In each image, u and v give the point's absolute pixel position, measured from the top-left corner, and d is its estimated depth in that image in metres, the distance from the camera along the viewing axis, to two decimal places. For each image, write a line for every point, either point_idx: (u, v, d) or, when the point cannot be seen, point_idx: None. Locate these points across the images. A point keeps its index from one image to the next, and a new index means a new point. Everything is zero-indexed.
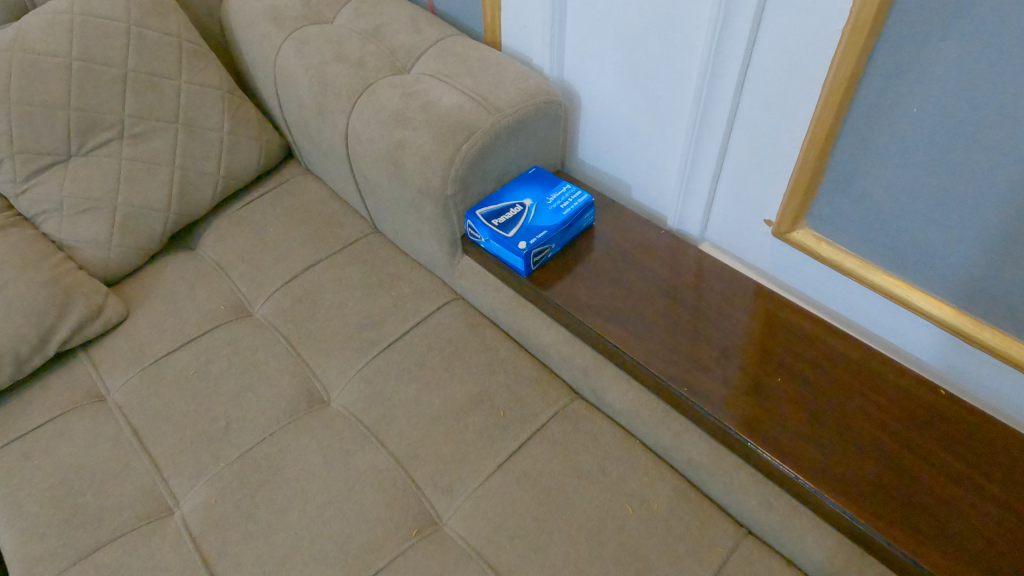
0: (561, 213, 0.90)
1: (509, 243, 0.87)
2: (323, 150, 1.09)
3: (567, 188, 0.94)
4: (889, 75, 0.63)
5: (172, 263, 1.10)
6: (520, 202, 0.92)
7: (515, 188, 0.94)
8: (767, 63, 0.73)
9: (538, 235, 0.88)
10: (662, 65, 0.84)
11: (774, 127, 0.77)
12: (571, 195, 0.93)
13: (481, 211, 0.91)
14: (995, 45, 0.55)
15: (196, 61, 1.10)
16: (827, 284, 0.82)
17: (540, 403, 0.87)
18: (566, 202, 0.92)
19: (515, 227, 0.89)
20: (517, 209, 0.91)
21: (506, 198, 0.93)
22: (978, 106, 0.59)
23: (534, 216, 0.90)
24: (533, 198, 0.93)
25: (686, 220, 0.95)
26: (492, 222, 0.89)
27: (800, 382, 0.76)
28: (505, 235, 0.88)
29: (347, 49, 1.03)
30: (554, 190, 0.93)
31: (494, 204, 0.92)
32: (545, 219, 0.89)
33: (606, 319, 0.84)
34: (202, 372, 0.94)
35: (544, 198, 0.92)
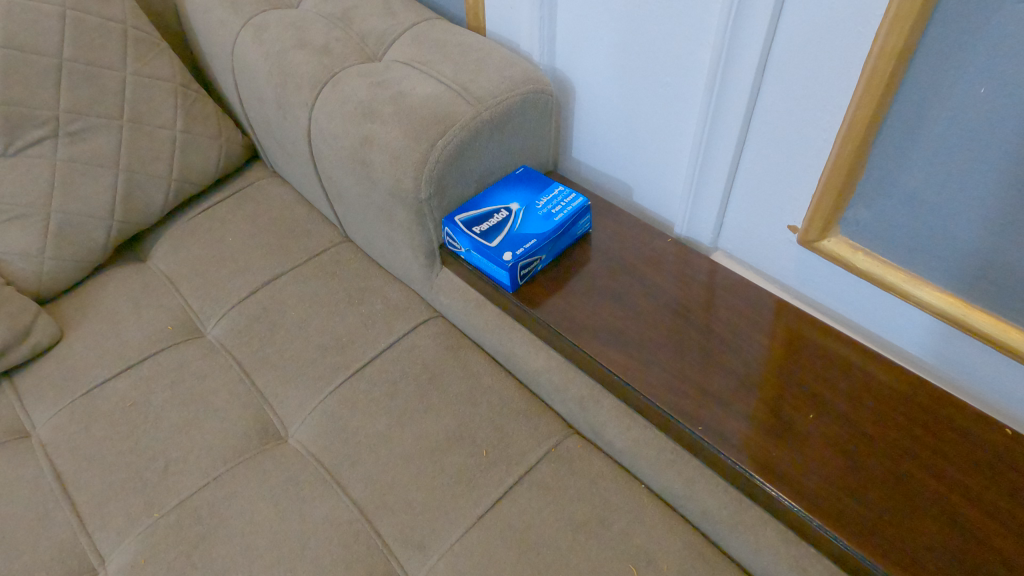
0: (552, 219, 0.78)
1: (492, 254, 0.75)
2: (287, 149, 0.97)
3: (560, 191, 0.82)
4: (948, 44, 0.51)
5: (117, 277, 0.98)
6: (506, 206, 0.80)
7: (501, 190, 0.82)
8: (795, 40, 0.61)
9: (527, 244, 0.76)
10: (667, 48, 0.72)
11: (801, 118, 0.65)
12: (565, 198, 0.81)
13: (460, 216, 0.79)
14: None
15: (143, 50, 0.98)
16: (861, 299, 0.70)
17: (528, 440, 0.75)
18: (558, 205, 0.80)
19: (499, 235, 0.77)
20: (503, 214, 0.79)
21: (490, 202, 0.81)
22: None
23: (522, 223, 0.78)
24: (520, 201, 0.81)
25: (696, 226, 0.83)
26: (473, 229, 0.78)
27: (835, 418, 0.64)
28: (488, 245, 0.76)
29: (311, 35, 0.91)
30: (545, 193, 0.82)
31: (476, 210, 0.80)
32: (534, 226, 0.78)
33: (605, 343, 0.72)
34: (141, 404, 0.82)
35: (534, 202, 0.81)
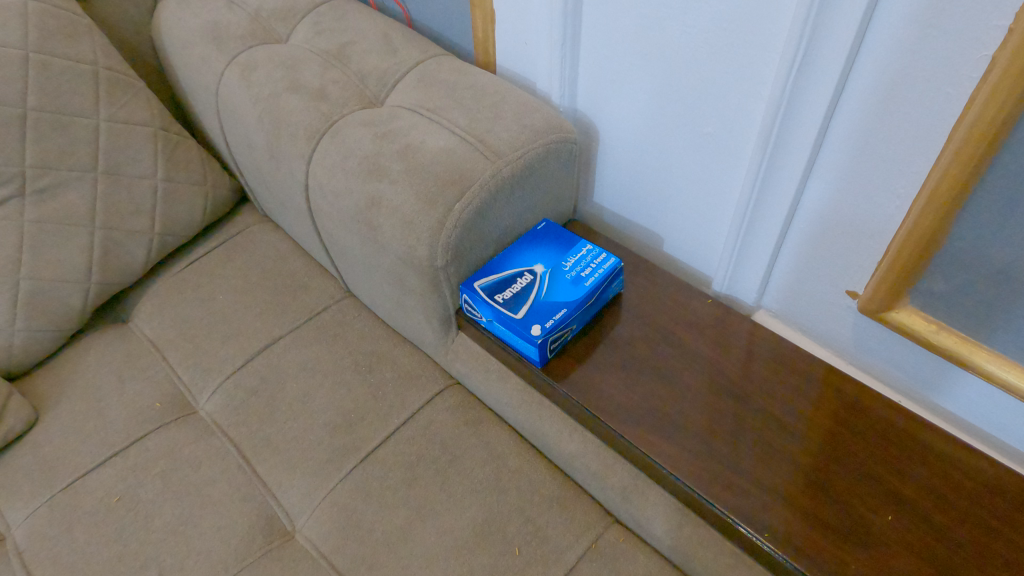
0: (583, 284, 0.71)
1: (519, 327, 0.67)
2: (281, 200, 0.89)
3: (588, 249, 0.74)
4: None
5: (97, 345, 0.89)
6: (530, 269, 0.73)
7: (522, 249, 0.75)
8: (868, 97, 0.53)
9: (557, 314, 0.68)
10: (710, 96, 0.65)
11: (870, 181, 0.57)
12: (594, 258, 0.73)
13: (480, 282, 0.71)
14: None
15: (118, 93, 0.88)
16: (929, 372, 0.64)
17: (564, 533, 0.68)
18: (588, 267, 0.72)
19: (525, 303, 0.69)
20: (527, 278, 0.72)
21: (512, 263, 0.73)
22: None
23: (550, 288, 0.70)
24: (545, 262, 0.73)
25: (737, 283, 0.76)
26: (496, 297, 0.69)
27: (917, 518, 0.57)
28: (513, 317, 0.68)
29: (306, 77, 0.83)
30: (572, 252, 0.74)
31: (497, 273, 0.72)
32: (563, 293, 0.70)
33: (649, 429, 0.65)
34: (129, 499, 0.73)
35: (561, 263, 0.73)
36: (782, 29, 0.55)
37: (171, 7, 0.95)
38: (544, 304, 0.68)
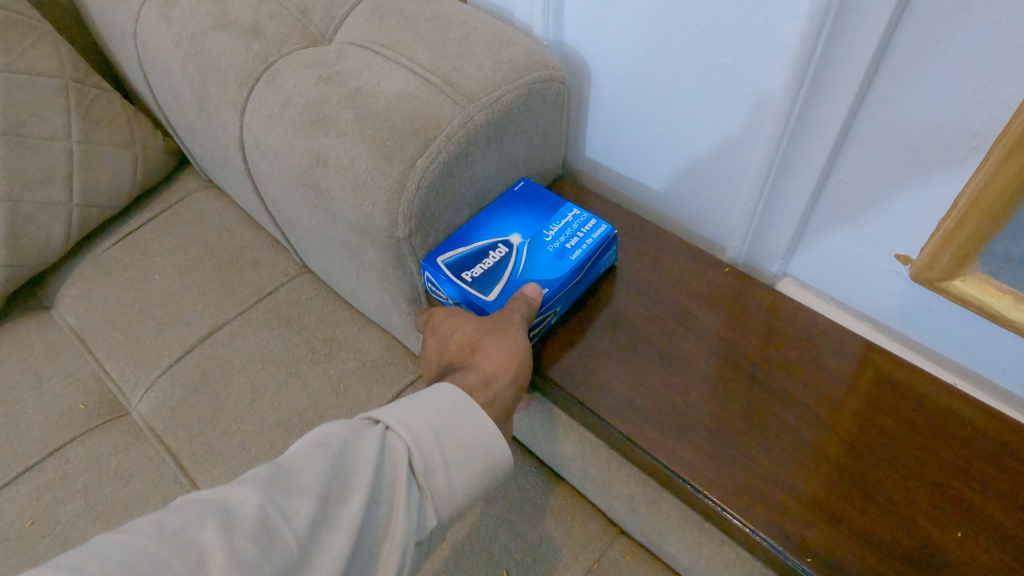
0: (567, 258, 0.59)
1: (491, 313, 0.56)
2: (218, 161, 0.75)
3: (575, 215, 0.62)
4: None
5: (11, 338, 0.76)
6: (505, 239, 0.60)
7: (496, 214, 0.62)
8: (944, 4, 0.40)
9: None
10: (730, 15, 0.51)
11: (938, 119, 0.45)
12: (581, 226, 0.61)
13: (444, 257, 0.58)
14: None
15: (15, 37, 0.74)
16: (995, 351, 0.53)
17: (562, 552, 0.58)
18: (574, 237, 0.60)
19: (498, 284, 0.57)
20: (501, 251, 0.59)
21: (483, 232, 0.61)
22: None
23: (529, 264, 0.59)
24: (523, 232, 0.61)
25: (758, 245, 0.64)
26: (463, 276, 0.57)
27: (992, 534, 0.46)
28: (485, 299, 0.56)
29: (236, 9, 0.68)
30: (556, 219, 0.62)
31: (465, 245, 0.60)
32: (544, 269, 0.58)
33: (660, 427, 0.54)
34: (45, 522, 0.62)
35: (542, 232, 0.61)
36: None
37: None
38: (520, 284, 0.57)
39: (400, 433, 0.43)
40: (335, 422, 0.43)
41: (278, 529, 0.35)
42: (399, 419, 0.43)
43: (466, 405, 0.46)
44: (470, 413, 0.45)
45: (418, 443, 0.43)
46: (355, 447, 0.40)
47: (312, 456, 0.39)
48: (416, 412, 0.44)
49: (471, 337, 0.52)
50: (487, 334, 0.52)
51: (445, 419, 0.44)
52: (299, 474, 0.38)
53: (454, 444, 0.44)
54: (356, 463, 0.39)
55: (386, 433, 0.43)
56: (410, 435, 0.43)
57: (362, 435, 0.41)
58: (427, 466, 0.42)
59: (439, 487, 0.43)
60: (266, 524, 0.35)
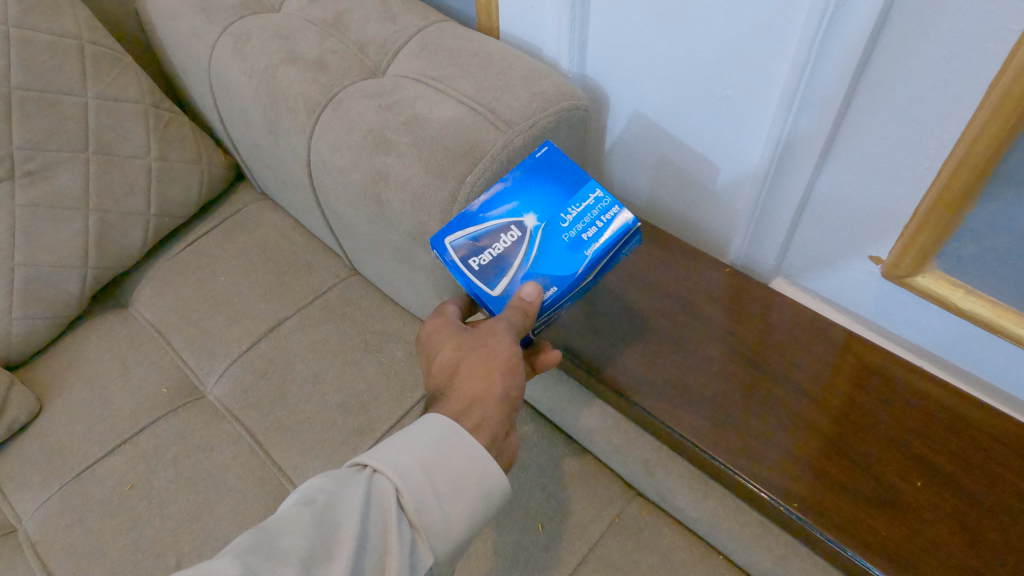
0: (580, 252, 0.59)
1: (496, 306, 0.59)
2: (282, 177, 0.86)
3: (597, 198, 0.61)
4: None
5: (97, 331, 0.87)
6: (518, 220, 0.60)
7: (513, 189, 0.61)
8: (898, 55, 0.51)
9: (545, 293, 0.58)
10: (729, 56, 0.62)
11: (898, 144, 0.55)
12: (600, 212, 0.60)
13: (455, 238, 0.59)
14: None
15: (106, 69, 0.85)
16: (952, 337, 0.63)
17: (587, 509, 0.68)
18: (591, 227, 0.60)
19: (506, 276, 0.59)
20: (514, 235, 0.59)
21: (495, 211, 0.60)
22: None
23: (540, 254, 0.59)
24: (539, 214, 0.60)
25: (754, 252, 0.75)
26: (469, 262, 0.59)
27: (944, 484, 0.57)
28: (490, 293, 0.58)
29: (303, 46, 0.79)
30: (576, 200, 0.61)
31: (476, 225, 0.60)
32: (556, 264, 0.59)
33: (672, 401, 0.64)
34: (141, 486, 0.72)
35: (559, 217, 0.60)
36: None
37: None
38: (528, 279, 0.58)
39: (389, 474, 0.47)
40: (324, 475, 0.47)
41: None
42: (386, 461, 0.48)
43: (454, 433, 0.50)
44: (459, 442, 0.49)
45: (407, 481, 0.47)
46: (342, 499, 0.44)
47: (297, 516, 0.43)
48: (403, 452, 0.48)
49: (452, 359, 0.57)
50: (467, 356, 0.56)
51: (434, 451, 0.48)
52: (288, 530, 0.42)
53: (445, 478, 0.48)
54: (342, 515, 0.43)
55: (374, 480, 0.47)
56: (397, 476, 0.47)
57: (350, 484, 0.46)
58: (419, 501, 0.46)
59: (433, 521, 0.47)
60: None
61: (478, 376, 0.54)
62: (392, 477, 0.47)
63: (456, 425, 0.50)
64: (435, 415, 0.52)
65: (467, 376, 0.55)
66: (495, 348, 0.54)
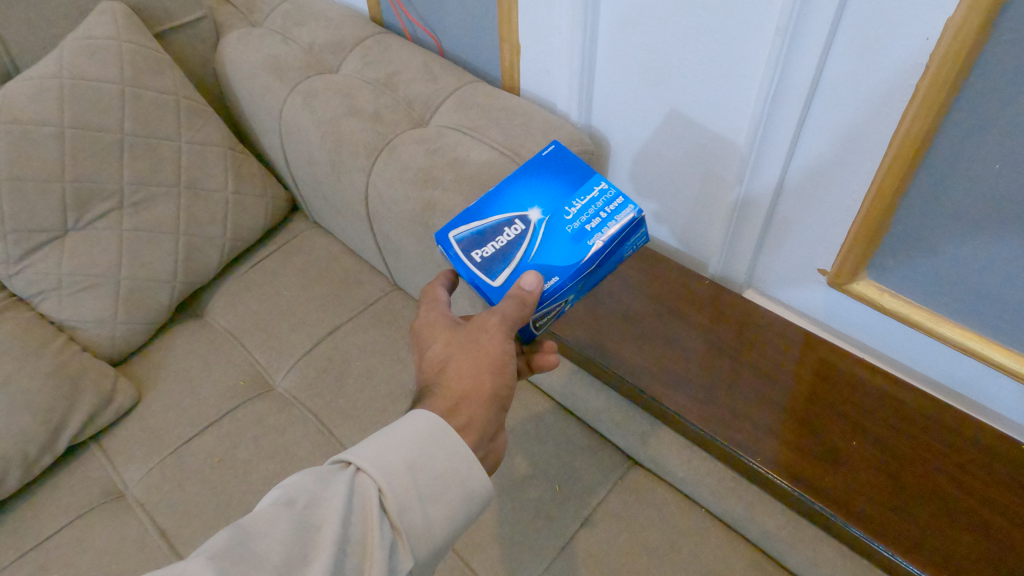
0: (582, 237, 0.71)
1: (496, 295, 0.68)
2: (339, 207, 1.04)
3: (600, 190, 0.74)
4: (976, 121, 0.58)
5: (181, 336, 1.03)
6: (523, 215, 0.72)
7: (521, 190, 0.74)
8: (827, 116, 0.68)
9: (550, 279, 0.68)
10: (705, 113, 0.79)
11: (832, 182, 0.72)
12: (597, 204, 0.73)
13: (462, 233, 0.72)
14: None
15: (196, 119, 1.04)
16: (886, 333, 0.79)
17: (594, 475, 0.84)
18: (590, 217, 0.72)
19: (509, 266, 0.69)
20: (518, 227, 0.72)
21: (501, 209, 0.73)
22: None
23: (545, 242, 0.71)
24: (543, 209, 0.73)
25: (737, 248, 0.89)
26: (475, 254, 0.70)
27: (873, 443, 0.73)
28: (492, 282, 0.68)
29: (361, 102, 0.98)
30: (580, 194, 0.74)
31: (483, 221, 0.72)
32: (561, 250, 0.70)
33: (662, 383, 0.80)
34: (228, 459, 0.88)
35: (562, 210, 0.73)
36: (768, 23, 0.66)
37: (233, 43, 1.11)
38: (531, 266, 0.69)
39: (374, 474, 0.51)
40: (307, 472, 0.50)
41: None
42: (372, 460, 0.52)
43: (440, 432, 0.54)
44: (443, 442, 0.54)
45: (390, 482, 0.50)
46: (324, 498, 0.48)
47: (276, 516, 0.46)
48: (389, 453, 0.52)
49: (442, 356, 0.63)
50: (455, 353, 0.62)
51: (419, 453, 0.53)
52: (268, 529, 0.45)
53: (429, 475, 0.52)
54: (321, 516, 0.47)
55: (359, 480, 0.50)
56: (383, 473, 0.51)
57: (334, 483, 0.49)
58: (402, 502, 0.50)
59: (416, 521, 0.51)
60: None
61: (466, 372, 0.60)
62: (377, 474, 0.51)
63: (443, 421, 0.55)
64: (424, 410, 0.56)
65: (454, 372, 0.60)
66: (486, 344, 0.61)
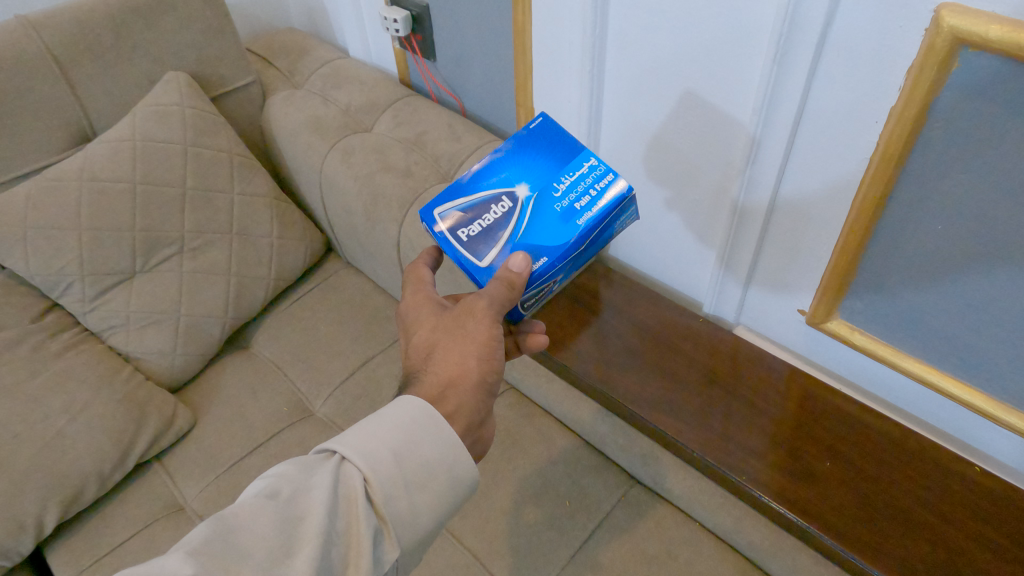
0: (570, 216, 0.69)
1: (483, 277, 0.69)
2: (372, 251, 1.16)
3: (592, 165, 0.71)
4: (918, 188, 0.69)
5: (231, 366, 1.16)
6: (509, 191, 0.71)
7: (505, 163, 0.72)
8: (798, 180, 0.80)
9: (537, 262, 0.69)
10: (696, 173, 0.91)
11: (806, 233, 0.84)
12: (588, 179, 0.71)
13: (446, 210, 0.72)
14: (998, 181, 0.63)
15: (247, 174, 1.17)
16: (859, 366, 0.90)
17: (600, 492, 0.95)
18: (580, 193, 0.70)
19: (495, 245, 0.70)
20: (504, 204, 0.71)
21: (485, 184, 0.72)
22: (984, 224, 0.66)
23: (532, 220, 0.70)
24: (531, 184, 0.71)
25: (741, 238, 0.91)
26: (459, 233, 0.71)
27: (843, 463, 0.83)
28: (476, 263, 0.69)
29: (394, 159, 1.11)
30: (570, 169, 0.71)
31: (467, 198, 0.72)
32: (549, 230, 0.69)
33: (660, 410, 0.91)
34: None
35: (552, 186, 0.71)
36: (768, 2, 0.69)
37: (279, 105, 1.25)
38: (519, 247, 0.69)
39: (360, 465, 0.57)
40: (294, 466, 0.56)
41: (244, 568, 0.49)
42: (359, 451, 0.58)
43: (426, 420, 0.61)
44: (426, 432, 0.60)
45: (376, 472, 0.57)
46: (311, 487, 0.54)
47: (263, 508, 0.52)
48: (374, 445, 0.58)
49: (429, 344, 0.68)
50: (441, 342, 0.67)
51: (403, 443, 0.59)
52: (257, 521, 0.51)
53: (414, 462, 0.59)
54: (307, 509, 0.53)
55: (344, 470, 0.57)
56: (368, 462, 0.57)
57: (320, 475, 0.55)
58: (387, 489, 0.57)
59: (401, 506, 0.57)
60: (230, 567, 0.48)
61: (453, 361, 0.65)
62: (362, 463, 0.57)
63: (428, 407, 0.61)
64: (410, 398, 0.62)
65: (442, 361, 0.65)
66: (474, 331, 0.66)
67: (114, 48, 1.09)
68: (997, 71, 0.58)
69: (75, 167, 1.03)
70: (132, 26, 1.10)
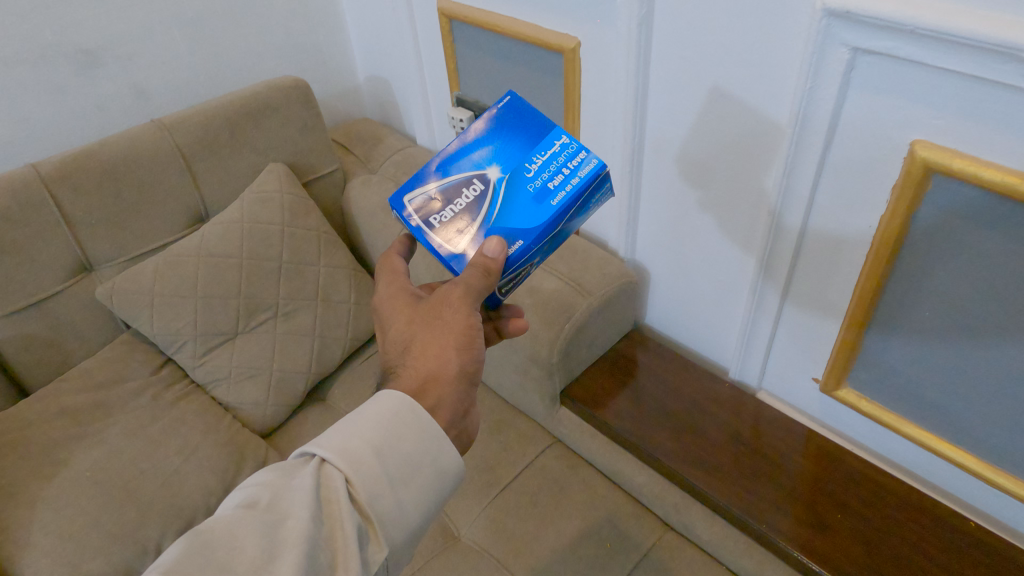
0: (542, 196, 0.75)
1: (458, 266, 0.76)
2: None
3: (561, 144, 0.77)
4: (908, 278, 0.83)
5: (312, 416, 1.32)
6: (480, 173, 0.78)
7: (480, 145, 0.79)
8: (808, 265, 0.95)
9: (514, 243, 0.74)
10: (722, 252, 1.06)
11: (817, 310, 0.98)
12: (557, 158, 0.77)
13: (421, 197, 0.78)
14: (970, 277, 0.76)
15: (332, 250, 1.37)
16: (868, 429, 1.02)
17: (638, 537, 1.08)
18: (549, 172, 0.76)
19: (474, 230, 0.76)
20: (477, 185, 0.77)
21: (458, 168, 0.78)
22: (962, 312, 0.80)
23: (506, 201, 0.76)
24: (502, 166, 0.77)
25: (769, 283, 1.01)
26: (435, 220, 0.77)
27: (853, 516, 0.95)
28: (455, 251, 0.75)
29: None
30: (540, 150, 0.77)
31: (441, 183, 0.78)
32: (525, 209, 0.75)
33: (690, 464, 1.04)
34: None
35: (524, 168, 0.77)
36: (789, 95, 0.83)
37: (358, 188, 1.45)
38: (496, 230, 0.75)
39: (344, 466, 0.63)
40: (277, 478, 0.62)
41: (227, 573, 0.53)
42: (340, 453, 0.64)
43: (406, 415, 0.68)
44: (405, 427, 0.67)
45: (359, 470, 0.63)
46: (291, 490, 0.60)
47: (249, 519, 0.57)
48: (356, 446, 0.64)
49: (409, 339, 0.76)
50: (419, 337, 0.75)
51: (385, 441, 0.66)
52: (240, 531, 0.56)
53: (395, 457, 0.65)
54: (290, 513, 0.58)
55: (327, 473, 0.63)
56: (350, 462, 0.63)
57: (304, 481, 0.61)
58: (372, 484, 0.63)
59: (388, 500, 0.63)
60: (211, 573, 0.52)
61: (433, 355, 0.74)
62: (342, 462, 0.63)
63: (406, 400, 0.68)
64: (389, 393, 0.70)
65: (422, 356, 0.74)
66: (452, 321, 0.74)
67: (229, 144, 1.31)
68: (962, 193, 0.72)
69: (194, 245, 1.23)
70: (244, 127, 1.33)
